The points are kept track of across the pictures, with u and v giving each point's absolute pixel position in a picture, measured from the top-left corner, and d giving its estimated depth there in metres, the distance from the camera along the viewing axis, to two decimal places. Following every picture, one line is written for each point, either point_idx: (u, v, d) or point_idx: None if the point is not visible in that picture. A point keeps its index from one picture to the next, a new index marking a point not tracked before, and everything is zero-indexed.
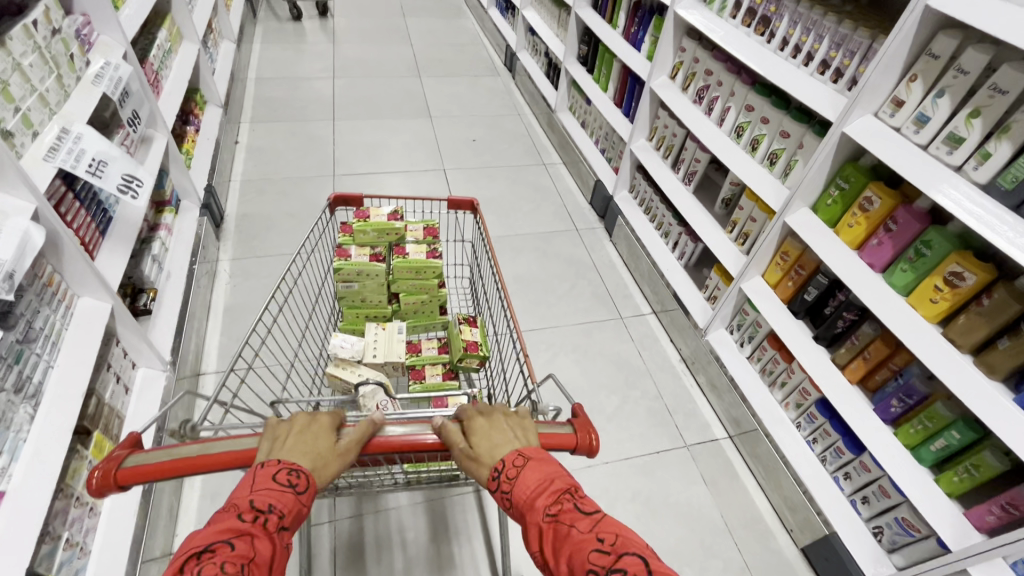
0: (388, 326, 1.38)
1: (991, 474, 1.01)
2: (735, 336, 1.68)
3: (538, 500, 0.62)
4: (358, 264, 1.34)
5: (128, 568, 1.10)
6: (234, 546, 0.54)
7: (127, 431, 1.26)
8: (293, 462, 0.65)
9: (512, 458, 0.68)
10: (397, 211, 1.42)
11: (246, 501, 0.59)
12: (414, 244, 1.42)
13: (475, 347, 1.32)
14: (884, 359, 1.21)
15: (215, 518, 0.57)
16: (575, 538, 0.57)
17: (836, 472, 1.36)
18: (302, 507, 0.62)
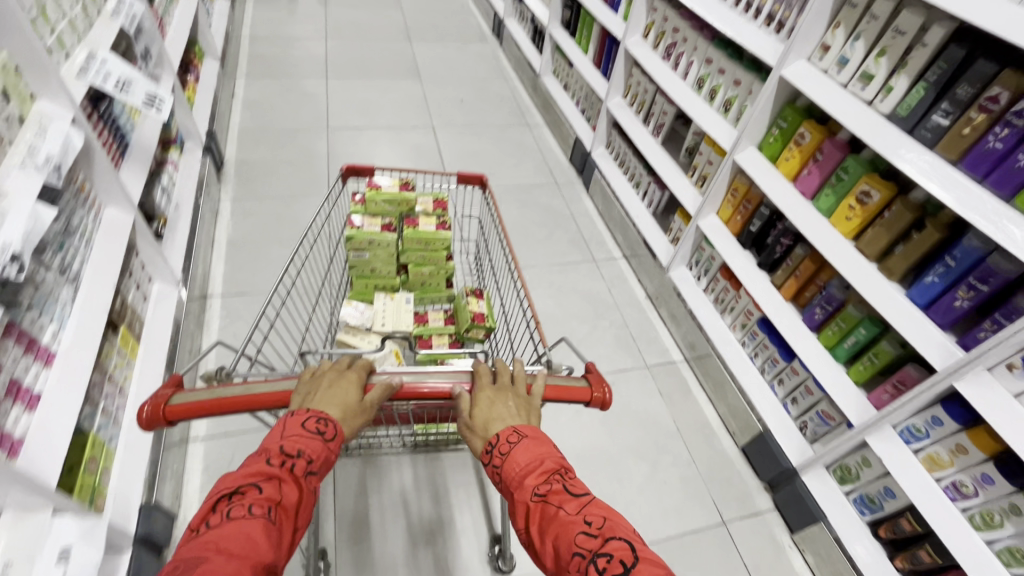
0: (397, 296, 1.37)
1: (886, 359, 1.22)
2: (693, 272, 1.88)
3: (527, 480, 0.65)
4: (370, 233, 1.35)
5: (153, 441, 1.26)
6: (261, 489, 0.60)
7: (146, 333, 1.42)
8: (321, 412, 0.69)
9: (507, 435, 0.69)
10: (405, 183, 1.47)
11: (276, 447, 0.65)
12: (425, 216, 1.42)
13: (482, 318, 1.31)
14: (812, 276, 1.40)
15: (248, 461, 0.64)
16: (563, 519, 0.60)
17: (772, 380, 1.57)
18: (330, 453, 0.67)
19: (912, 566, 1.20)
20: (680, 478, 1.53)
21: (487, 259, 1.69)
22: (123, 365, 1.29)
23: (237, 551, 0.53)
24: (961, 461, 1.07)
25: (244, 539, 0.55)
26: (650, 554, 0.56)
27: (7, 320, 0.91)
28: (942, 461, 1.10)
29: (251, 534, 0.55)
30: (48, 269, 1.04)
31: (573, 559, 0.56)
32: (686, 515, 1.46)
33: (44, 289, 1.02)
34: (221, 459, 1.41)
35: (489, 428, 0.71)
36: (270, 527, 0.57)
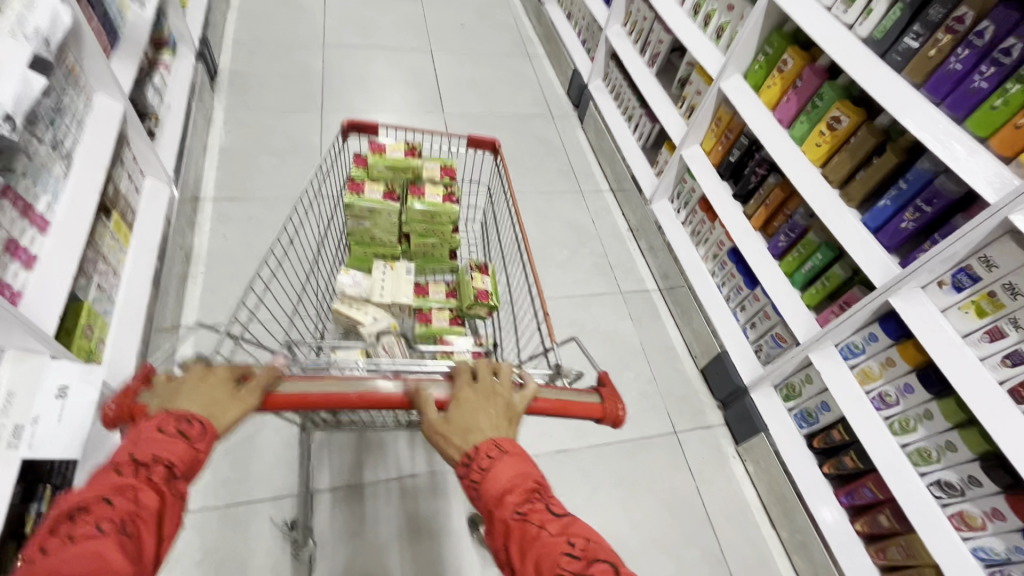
0: (395, 265, 1.24)
1: (836, 282, 1.30)
2: (675, 205, 1.92)
3: (507, 497, 0.54)
4: (371, 200, 1.21)
5: (144, 322, 1.35)
6: (110, 504, 0.48)
7: (138, 223, 1.48)
8: (183, 412, 0.56)
9: (486, 446, 0.58)
10: (410, 147, 1.31)
11: (129, 454, 0.52)
12: (432, 186, 1.28)
13: (486, 297, 1.19)
14: (781, 205, 1.45)
15: (94, 474, 0.51)
16: (544, 541, 0.51)
17: (735, 307, 1.65)
18: (201, 454, 0.55)
19: (838, 471, 1.33)
20: (640, 392, 1.63)
21: (491, 227, 1.58)
22: (116, 249, 1.36)
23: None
24: (889, 372, 1.17)
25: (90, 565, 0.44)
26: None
27: (3, 182, 0.98)
28: (873, 373, 1.20)
29: (94, 557, 0.44)
30: (40, 142, 1.10)
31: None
32: (641, 424, 1.57)
33: (37, 160, 1.08)
34: None
35: (463, 437, 0.59)
36: (123, 542, 0.46)
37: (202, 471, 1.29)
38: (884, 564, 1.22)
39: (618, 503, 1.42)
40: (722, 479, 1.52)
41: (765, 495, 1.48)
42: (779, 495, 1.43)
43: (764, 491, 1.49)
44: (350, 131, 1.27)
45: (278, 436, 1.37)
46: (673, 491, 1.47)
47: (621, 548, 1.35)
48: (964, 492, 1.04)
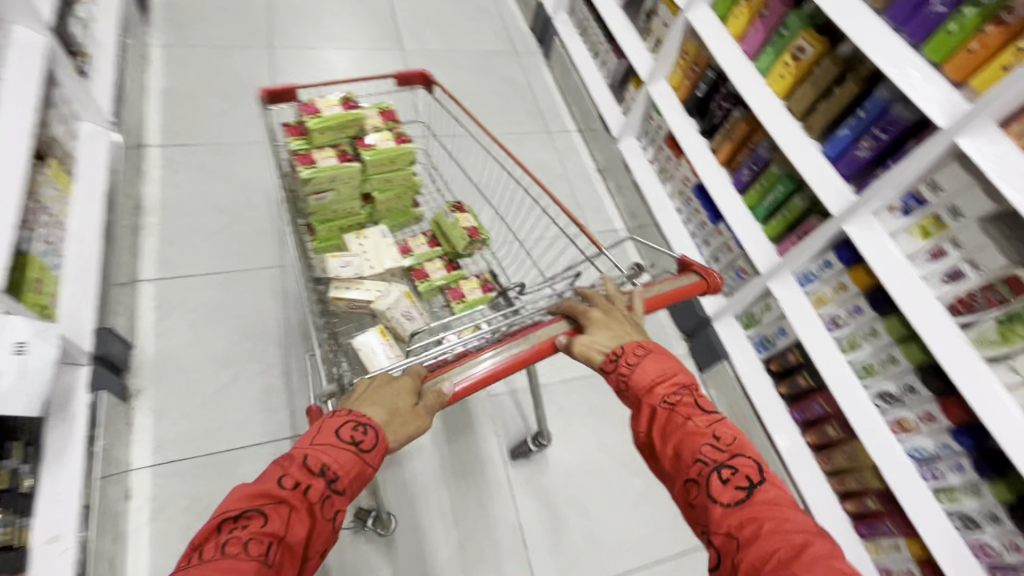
0: (368, 231, 1.17)
1: (795, 212, 1.34)
2: (642, 143, 1.92)
3: (658, 388, 0.68)
4: (327, 168, 1.07)
5: (99, 276, 1.29)
6: (265, 519, 0.54)
7: (80, 171, 1.39)
8: (363, 417, 0.63)
9: (632, 346, 0.71)
10: (343, 98, 1.14)
11: (299, 460, 0.59)
12: (379, 134, 1.17)
13: (478, 231, 1.16)
14: (745, 139, 1.47)
15: (265, 474, 0.58)
16: (689, 428, 0.64)
17: (699, 243, 1.69)
18: (361, 469, 0.60)
19: (792, 390, 1.43)
20: None
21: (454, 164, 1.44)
22: (59, 199, 1.28)
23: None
24: (841, 297, 1.24)
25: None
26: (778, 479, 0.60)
27: None
28: (827, 299, 1.28)
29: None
30: None
31: (695, 464, 0.61)
32: None
33: None
34: (174, 297, 1.45)
35: (606, 343, 0.72)
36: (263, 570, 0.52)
37: (179, 422, 1.28)
38: (829, 468, 1.36)
39: (592, 431, 1.50)
40: None
41: (726, 416, 1.59)
42: (739, 416, 1.54)
43: (725, 413, 1.59)
44: (270, 102, 1.02)
45: (254, 384, 1.36)
46: None
47: (595, 471, 1.43)
48: (902, 399, 1.15)
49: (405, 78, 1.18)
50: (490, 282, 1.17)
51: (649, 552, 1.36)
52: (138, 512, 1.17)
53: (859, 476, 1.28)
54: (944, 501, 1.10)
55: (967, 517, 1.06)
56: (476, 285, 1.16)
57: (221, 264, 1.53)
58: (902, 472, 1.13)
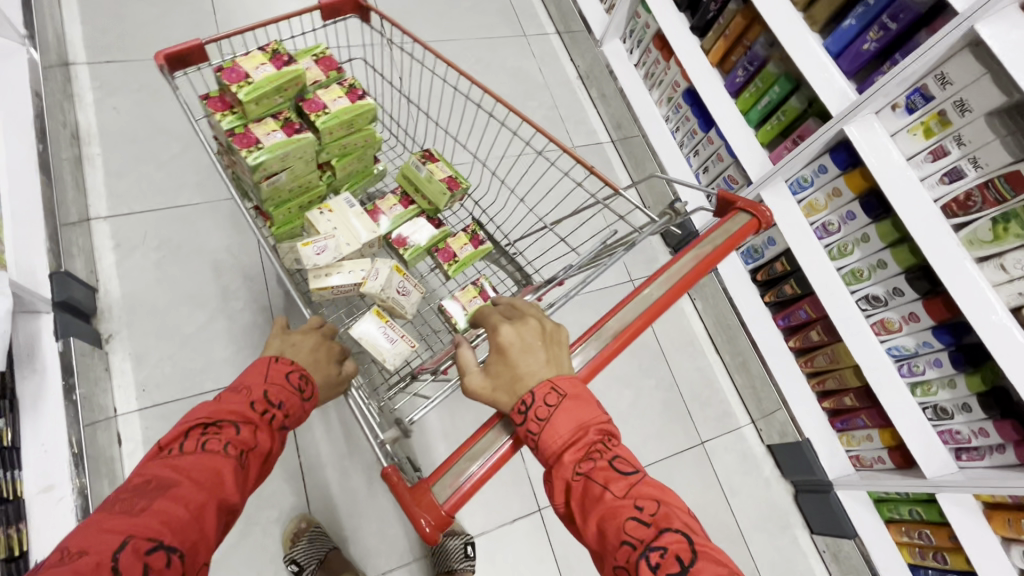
0: (332, 203, 0.99)
1: (792, 115, 1.28)
2: (627, 45, 1.78)
3: (568, 455, 0.61)
4: (276, 145, 0.89)
5: (45, 215, 1.18)
6: (239, 430, 0.62)
7: None
8: (305, 370, 0.72)
9: (545, 395, 0.64)
10: (271, 51, 0.91)
11: (259, 392, 0.66)
12: (326, 90, 0.96)
13: (455, 180, 1.03)
14: (740, 36, 1.36)
15: (230, 397, 0.65)
16: (609, 502, 0.58)
17: (688, 153, 1.63)
18: (303, 411, 0.70)
19: (777, 299, 1.45)
20: None
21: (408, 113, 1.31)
22: None
23: (206, 485, 0.57)
24: (834, 203, 1.23)
25: (211, 472, 0.58)
26: (708, 546, 0.56)
27: None
28: (819, 206, 1.26)
29: (219, 473, 0.58)
30: None
31: (621, 547, 0.56)
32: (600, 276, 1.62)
33: None
34: (134, 236, 1.34)
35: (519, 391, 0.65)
36: (237, 471, 0.60)
37: (161, 365, 1.23)
38: (810, 370, 1.42)
39: None
40: (674, 318, 1.63)
41: (712, 326, 1.62)
42: (725, 325, 1.58)
43: (711, 323, 1.62)
44: (173, 68, 0.86)
45: (235, 323, 1.31)
46: None
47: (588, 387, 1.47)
48: (887, 302, 1.17)
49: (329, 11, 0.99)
50: (478, 235, 1.07)
51: (640, 458, 1.43)
52: (132, 456, 1.15)
53: (837, 376, 1.34)
54: (918, 395, 1.17)
55: (941, 408, 1.13)
56: (466, 240, 1.06)
57: (180, 197, 1.41)
58: (882, 371, 1.18)
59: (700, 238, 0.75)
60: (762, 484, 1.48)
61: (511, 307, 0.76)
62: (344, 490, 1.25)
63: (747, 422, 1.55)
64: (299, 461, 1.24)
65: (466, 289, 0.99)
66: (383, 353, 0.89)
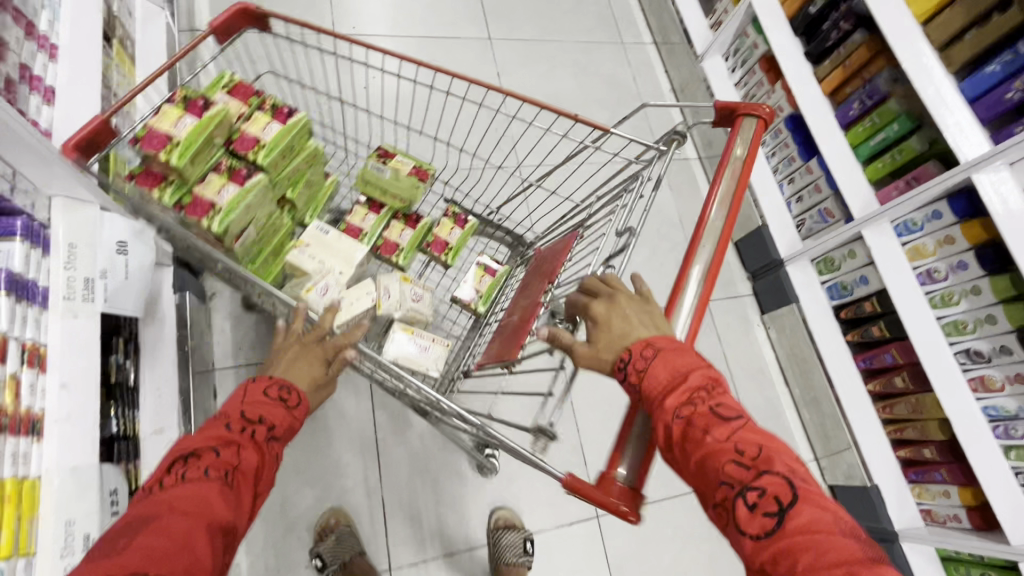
0: (305, 237, 0.95)
1: (909, 156, 1.25)
2: (729, 63, 1.76)
3: (668, 400, 0.61)
4: (233, 200, 0.85)
5: None
6: (219, 452, 0.61)
7: (142, 56, 1.28)
8: (283, 380, 0.72)
9: (641, 348, 0.65)
10: (182, 100, 0.86)
11: (238, 412, 0.66)
12: (250, 122, 0.91)
13: (421, 169, 1.01)
14: (860, 68, 1.33)
15: (209, 426, 0.65)
16: (710, 446, 0.58)
17: (782, 180, 1.60)
18: (292, 421, 0.70)
19: (861, 339, 1.42)
20: (675, 262, 1.64)
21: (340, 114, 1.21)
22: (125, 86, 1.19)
23: (196, 511, 0.54)
24: (944, 250, 1.19)
25: (197, 497, 0.55)
26: (814, 491, 0.55)
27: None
28: (926, 251, 1.22)
29: (206, 496, 0.56)
30: None
31: (719, 487, 0.56)
32: None
33: None
34: None
35: (616, 350, 0.68)
36: (225, 490, 0.58)
37: (257, 326, 1.29)
38: (888, 417, 1.38)
39: None
40: (746, 344, 1.62)
41: (784, 357, 1.60)
42: (799, 357, 1.56)
43: (783, 354, 1.60)
44: (86, 156, 0.78)
45: None
46: (700, 353, 1.57)
47: None
48: (990, 359, 1.14)
49: (222, 34, 0.88)
50: (460, 215, 1.08)
51: None
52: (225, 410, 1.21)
53: (919, 427, 1.30)
54: (1012, 459, 1.12)
55: None
56: (451, 225, 1.07)
57: None
58: (974, 428, 1.15)
59: (727, 157, 0.74)
60: None
61: (598, 281, 0.75)
62: (413, 469, 1.28)
63: (810, 458, 1.53)
64: (375, 436, 1.28)
65: (474, 272, 1.06)
66: (424, 362, 0.89)
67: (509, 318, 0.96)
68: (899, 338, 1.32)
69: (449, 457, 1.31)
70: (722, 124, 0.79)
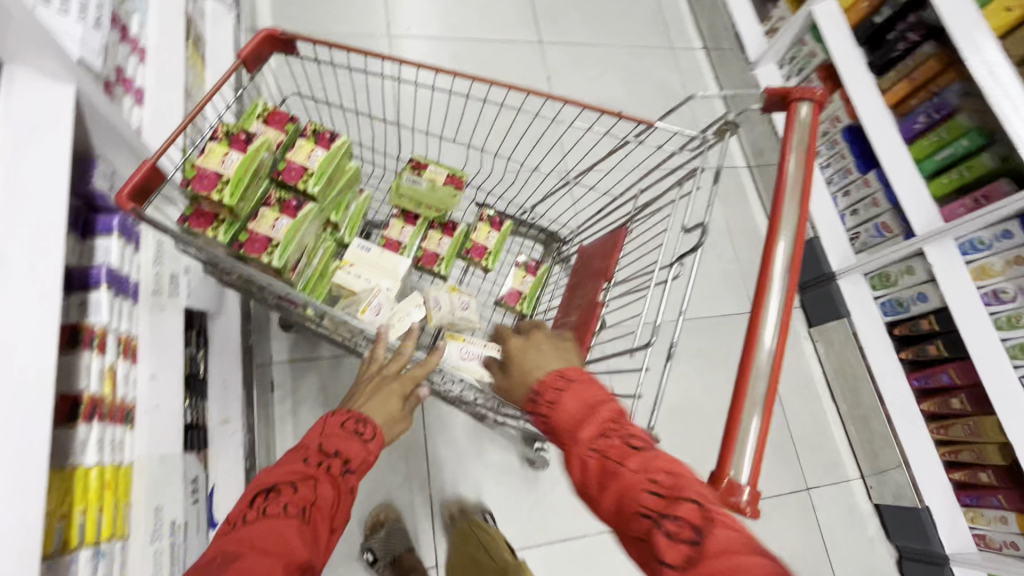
0: (348, 257, 0.91)
1: (979, 172, 1.22)
2: (783, 72, 1.73)
3: (579, 432, 0.60)
4: (290, 232, 0.82)
5: None
6: (297, 487, 0.59)
7: (210, 55, 1.32)
8: (361, 414, 0.70)
9: (553, 380, 0.66)
10: (224, 136, 0.80)
11: (315, 445, 0.65)
12: (294, 150, 0.86)
13: (456, 176, 0.97)
14: (928, 80, 1.31)
15: (287, 459, 0.64)
16: (624, 478, 0.55)
17: (836, 193, 1.58)
18: (368, 455, 0.67)
19: (916, 357, 1.39)
20: (721, 272, 1.63)
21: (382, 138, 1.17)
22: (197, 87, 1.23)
23: (276, 550, 0.53)
24: (1013, 270, 1.15)
25: (276, 535, 0.54)
26: (728, 514, 0.51)
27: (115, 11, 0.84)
28: (993, 271, 1.19)
29: (283, 533, 0.54)
30: None
31: (639, 520, 0.52)
32: (721, 301, 1.59)
33: None
34: None
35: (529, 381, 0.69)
36: (303, 526, 0.56)
37: None
38: (942, 438, 1.35)
39: (697, 374, 1.50)
40: (792, 358, 1.59)
41: (831, 373, 1.57)
42: (848, 373, 1.53)
43: (831, 369, 1.57)
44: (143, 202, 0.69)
45: None
46: None
47: (698, 413, 1.46)
48: None
49: (251, 62, 0.83)
50: (496, 217, 1.04)
51: None
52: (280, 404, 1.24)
53: (977, 450, 1.28)
54: None
55: None
56: (488, 229, 1.03)
57: None
58: None
59: (789, 143, 0.69)
60: (865, 544, 1.43)
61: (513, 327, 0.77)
62: (459, 470, 1.30)
63: (856, 476, 1.50)
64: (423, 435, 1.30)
65: (514, 273, 1.02)
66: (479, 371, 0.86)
67: (567, 319, 0.92)
68: (958, 357, 1.29)
69: (494, 460, 1.32)
70: (773, 111, 0.74)
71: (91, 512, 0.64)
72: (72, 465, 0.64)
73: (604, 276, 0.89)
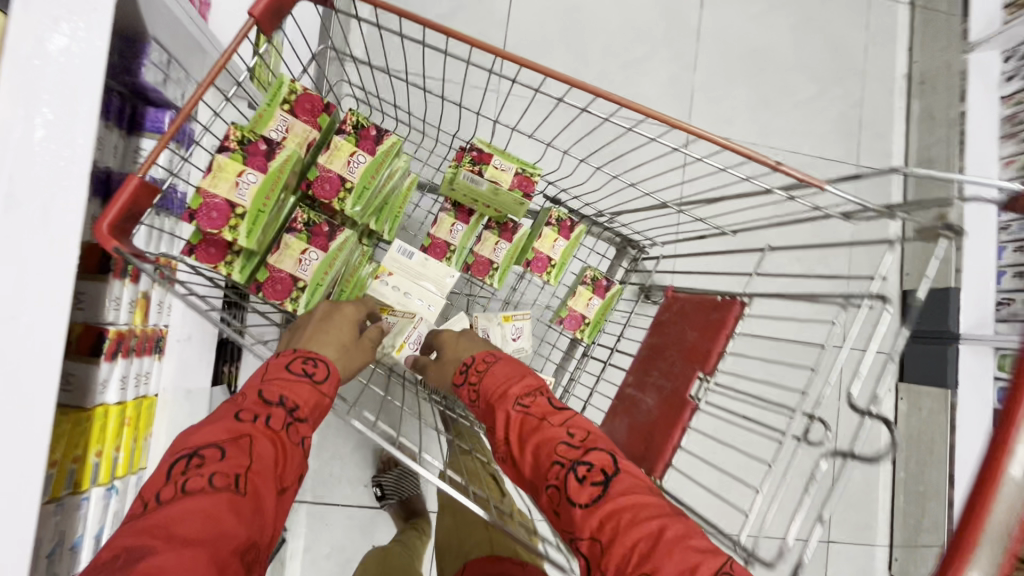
0: (388, 263, 0.74)
1: None
2: (1006, 66, 1.30)
3: (510, 389, 0.63)
4: (321, 271, 0.62)
5: None
6: (226, 451, 0.45)
7: None
8: (313, 351, 0.54)
9: (483, 355, 0.67)
10: (238, 145, 0.55)
11: (252, 395, 0.50)
12: (328, 155, 0.62)
13: (527, 177, 0.72)
14: None
15: (216, 413, 0.49)
16: (545, 430, 0.59)
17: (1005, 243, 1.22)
18: (323, 398, 0.53)
19: None
20: None
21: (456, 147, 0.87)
22: None
23: (200, 536, 0.39)
24: None
25: (199, 516, 0.40)
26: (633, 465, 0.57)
27: None
28: None
29: (210, 510, 0.40)
30: None
31: (553, 467, 0.56)
32: None
33: None
34: None
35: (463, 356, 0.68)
36: (236, 500, 0.42)
37: None
38: None
39: None
40: None
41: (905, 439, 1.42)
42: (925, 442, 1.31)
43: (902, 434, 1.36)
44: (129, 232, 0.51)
45: None
46: None
47: None
48: None
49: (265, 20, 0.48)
50: (566, 220, 0.81)
51: None
52: None
53: None
54: None
55: None
56: (555, 236, 0.80)
57: None
58: None
59: None
60: None
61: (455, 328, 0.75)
62: None
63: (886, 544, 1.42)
64: None
65: (578, 291, 0.82)
66: None
67: (640, 397, 0.66)
68: None
69: None
70: None
71: (107, 452, 0.61)
72: (93, 404, 0.59)
73: (702, 363, 0.59)
